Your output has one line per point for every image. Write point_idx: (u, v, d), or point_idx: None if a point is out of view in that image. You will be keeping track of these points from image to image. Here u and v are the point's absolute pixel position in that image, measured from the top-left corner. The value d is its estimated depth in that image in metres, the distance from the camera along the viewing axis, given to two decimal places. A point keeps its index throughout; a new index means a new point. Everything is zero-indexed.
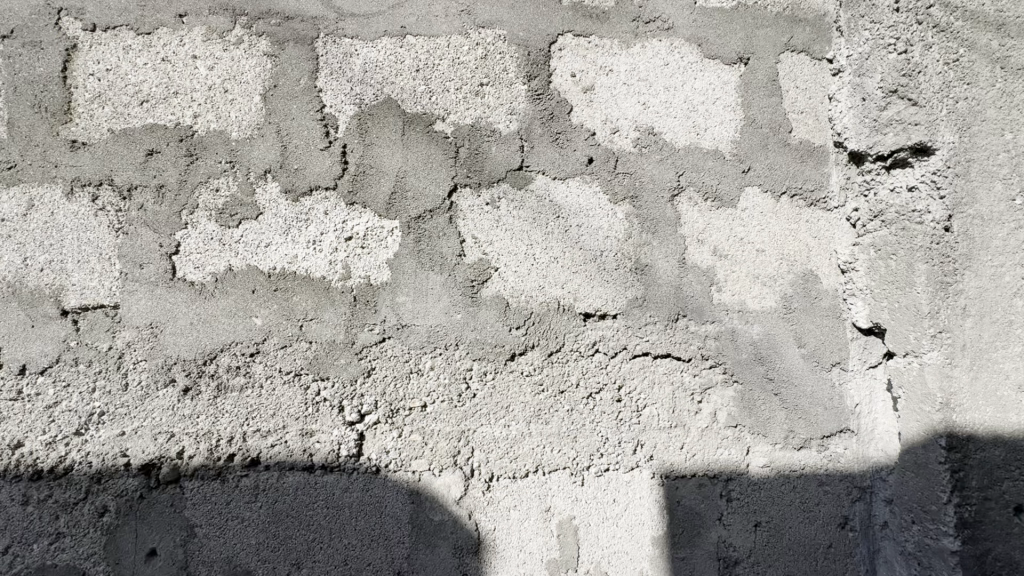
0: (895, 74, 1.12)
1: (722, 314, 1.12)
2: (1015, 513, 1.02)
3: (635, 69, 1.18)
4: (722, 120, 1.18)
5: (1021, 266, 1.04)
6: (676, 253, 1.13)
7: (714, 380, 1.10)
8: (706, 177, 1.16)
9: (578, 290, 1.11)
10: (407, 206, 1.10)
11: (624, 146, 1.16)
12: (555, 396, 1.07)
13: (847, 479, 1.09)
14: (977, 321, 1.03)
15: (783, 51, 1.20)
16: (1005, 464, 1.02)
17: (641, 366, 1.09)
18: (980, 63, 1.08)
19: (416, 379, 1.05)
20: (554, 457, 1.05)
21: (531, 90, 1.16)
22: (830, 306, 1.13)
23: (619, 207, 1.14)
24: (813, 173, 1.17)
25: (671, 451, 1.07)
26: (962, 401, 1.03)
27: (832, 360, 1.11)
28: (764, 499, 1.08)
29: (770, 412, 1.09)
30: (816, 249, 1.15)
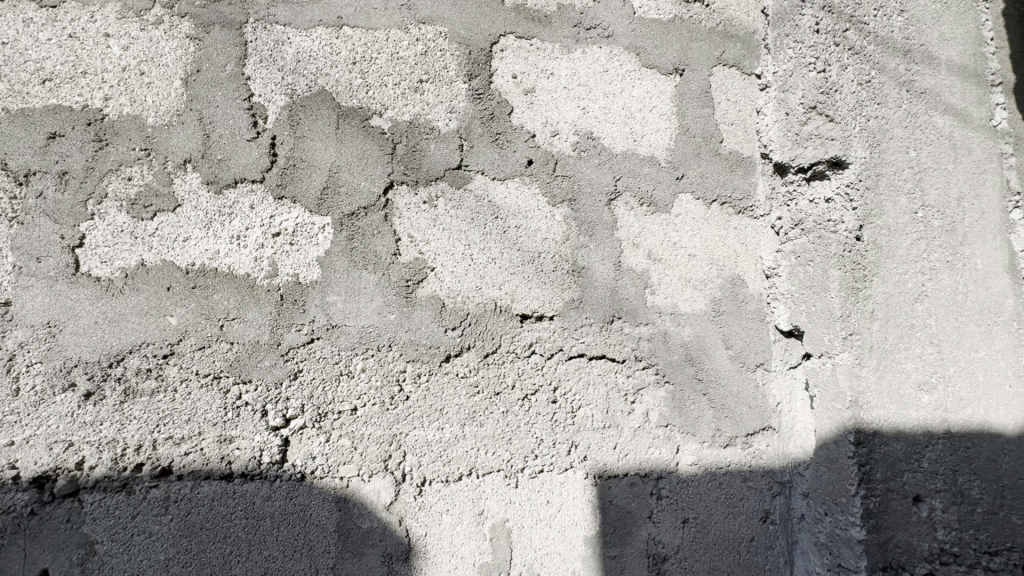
0: (815, 91, 1.19)
1: (655, 316, 1.15)
2: (914, 503, 1.10)
3: (575, 74, 1.20)
4: (658, 128, 1.21)
5: (921, 274, 1.13)
6: (612, 256, 1.15)
7: (647, 380, 1.12)
8: (642, 183, 1.19)
9: (515, 291, 1.10)
10: (340, 202, 1.06)
11: (564, 149, 1.17)
12: (490, 397, 1.06)
13: (768, 474, 1.15)
14: (883, 324, 1.11)
15: (716, 65, 1.25)
16: (906, 457, 1.10)
17: (576, 367, 1.10)
18: (889, 85, 1.18)
19: (346, 381, 1.02)
20: (488, 459, 1.04)
21: (472, 90, 1.15)
22: (755, 310, 1.18)
23: (557, 209, 1.15)
24: (741, 183, 1.22)
25: (604, 451, 1.09)
26: (869, 399, 1.09)
27: (756, 360, 1.17)
28: (692, 496, 1.11)
29: (699, 412, 1.13)
30: (743, 255, 1.20)
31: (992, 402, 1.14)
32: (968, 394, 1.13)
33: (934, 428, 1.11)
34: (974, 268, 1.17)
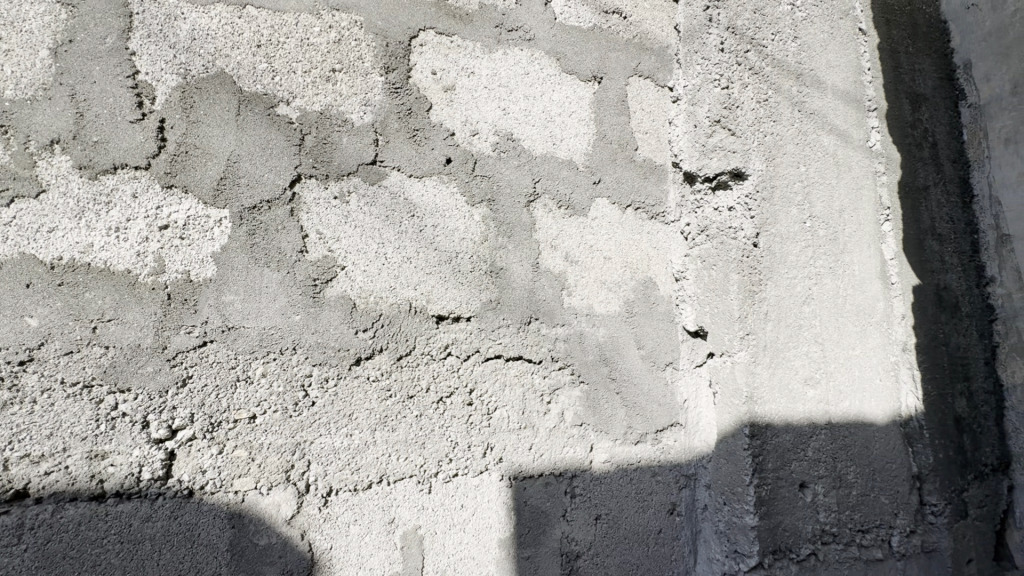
0: (719, 106, 1.26)
1: (572, 317, 1.16)
2: (800, 489, 1.19)
3: (496, 75, 1.20)
4: (576, 133, 1.24)
5: (808, 279, 1.24)
6: (530, 257, 1.16)
7: (563, 381, 1.14)
8: (560, 186, 1.20)
9: (431, 292, 1.08)
10: (239, 194, 0.98)
11: (483, 149, 1.16)
12: (404, 401, 1.03)
13: (676, 468, 1.20)
14: (776, 325, 1.20)
15: (632, 75, 1.30)
16: (793, 448, 1.19)
17: (493, 368, 1.09)
18: (784, 104, 1.29)
19: (244, 388, 0.94)
20: (400, 465, 1.01)
21: (388, 83, 1.11)
22: (665, 311, 1.24)
23: (476, 210, 1.13)
24: (654, 190, 1.27)
25: (519, 452, 1.09)
26: (762, 395, 1.18)
27: (666, 360, 1.22)
28: (604, 492, 1.14)
29: (612, 410, 1.16)
30: (655, 259, 1.25)
31: (866, 394, 1.26)
32: (847, 388, 1.25)
33: (817, 419, 1.21)
34: (852, 274, 1.29)
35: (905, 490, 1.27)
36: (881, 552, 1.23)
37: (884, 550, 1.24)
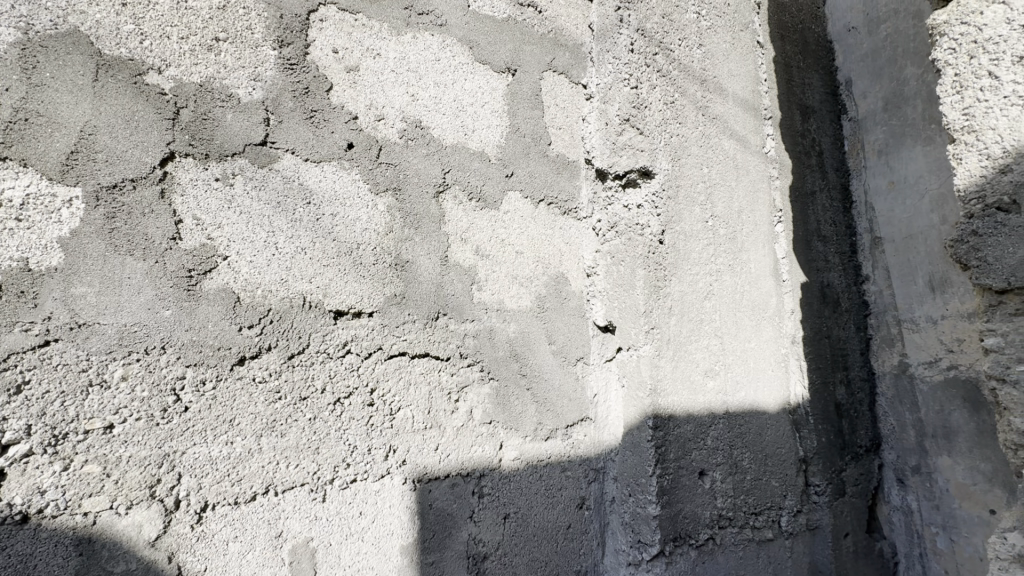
0: (629, 105, 1.27)
1: (481, 312, 1.14)
2: (700, 476, 1.23)
3: (405, 58, 1.14)
4: (489, 125, 1.21)
5: (709, 275, 1.30)
6: (438, 250, 1.11)
7: (471, 378, 1.11)
8: (471, 178, 1.17)
9: (329, 285, 1.00)
10: (96, 171, 0.85)
11: (389, 135, 1.10)
12: (295, 403, 0.95)
13: (585, 462, 1.21)
14: (679, 319, 1.24)
15: (546, 70, 1.30)
16: (694, 437, 1.23)
17: (397, 366, 1.04)
18: (689, 108, 1.34)
19: (98, 393, 0.81)
20: (289, 473, 0.93)
21: (282, 58, 1.02)
22: (576, 306, 1.25)
23: (380, 199, 1.07)
24: (566, 185, 1.28)
25: (424, 454, 1.04)
26: (665, 387, 1.20)
27: (576, 355, 1.23)
28: (513, 490, 1.12)
29: (522, 406, 1.15)
30: (567, 254, 1.26)
31: (760, 385, 1.34)
32: (742, 378, 1.32)
33: (716, 409, 1.26)
34: (748, 271, 1.37)
35: (793, 473, 1.36)
36: (771, 532, 1.31)
37: (773, 530, 1.32)
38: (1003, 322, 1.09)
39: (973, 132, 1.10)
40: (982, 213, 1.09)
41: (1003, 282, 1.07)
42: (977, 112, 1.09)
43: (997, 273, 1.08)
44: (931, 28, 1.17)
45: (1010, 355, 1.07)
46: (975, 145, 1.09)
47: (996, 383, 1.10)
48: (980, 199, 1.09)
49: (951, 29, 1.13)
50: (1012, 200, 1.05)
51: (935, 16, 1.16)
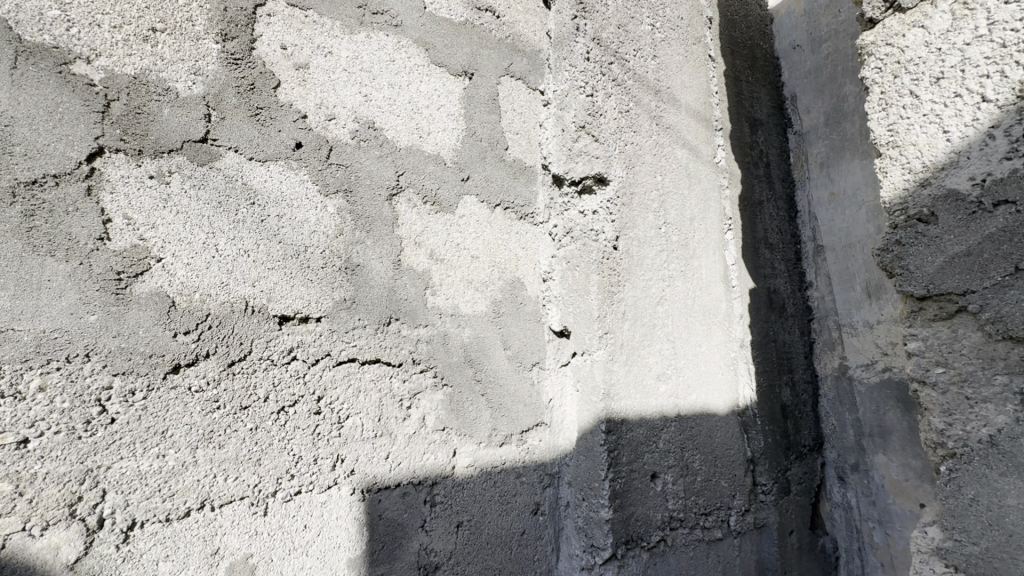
0: (584, 113, 1.28)
1: (435, 317, 1.12)
2: (652, 479, 1.25)
3: (358, 58, 1.11)
4: (445, 127, 1.20)
5: (662, 281, 1.33)
6: (391, 254, 1.09)
7: (424, 384, 1.09)
8: (426, 181, 1.16)
9: (273, 289, 0.96)
10: (12, 165, 0.78)
11: (341, 135, 1.07)
12: (235, 413, 0.90)
13: (540, 468, 1.22)
14: (632, 324, 1.26)
15: (503, 75, 1.30)
16: (646, 441, 1.24)
17: (346, 373, 1.01)
18: (643, 117, 1.37)
19: (11, 405, 0.74)
20: (227, 487, 0.88)
21: (226, 53, 0.98)
22: (532, 311, 1.26)
23: (330, 200, 1.04)
24: (523, 190, 1.29)
25: (374, 463, 1.01)
26: (618, 391, 1.21)
27: (532, 360, 1.24)
28: (466, 498, 1.11)
29: (477, 412, 1.14)
30: (523, 259, 1.27)
31: (710, 388, 1.37)
32: (694, 382, 1.35)
33: (668, 412, 1.29)
34: (700, 277, 1.41)
35: (741, 473, 1.40)
36: (720, 532, 1.35)
37: (723, 529, 1.35)
38: (924, 327, 1.00)
39: (896, 147, 1.01)
40: (905, 224, 1.00)
41: (923, 290, 0.99)
42: (900, 128, 1.00)
43: (916, 280, 0.99)
44: (860, 50, 1.08)
45: (932, 358, 0.99)
46: (898, 161, 1.01)
47: (916, 386, 1.02)
48: (903, 210, 1.00)
49: (878, 48, 1.04)
50: (932, 212, 0.96)
51: (862, 38, 1.07)
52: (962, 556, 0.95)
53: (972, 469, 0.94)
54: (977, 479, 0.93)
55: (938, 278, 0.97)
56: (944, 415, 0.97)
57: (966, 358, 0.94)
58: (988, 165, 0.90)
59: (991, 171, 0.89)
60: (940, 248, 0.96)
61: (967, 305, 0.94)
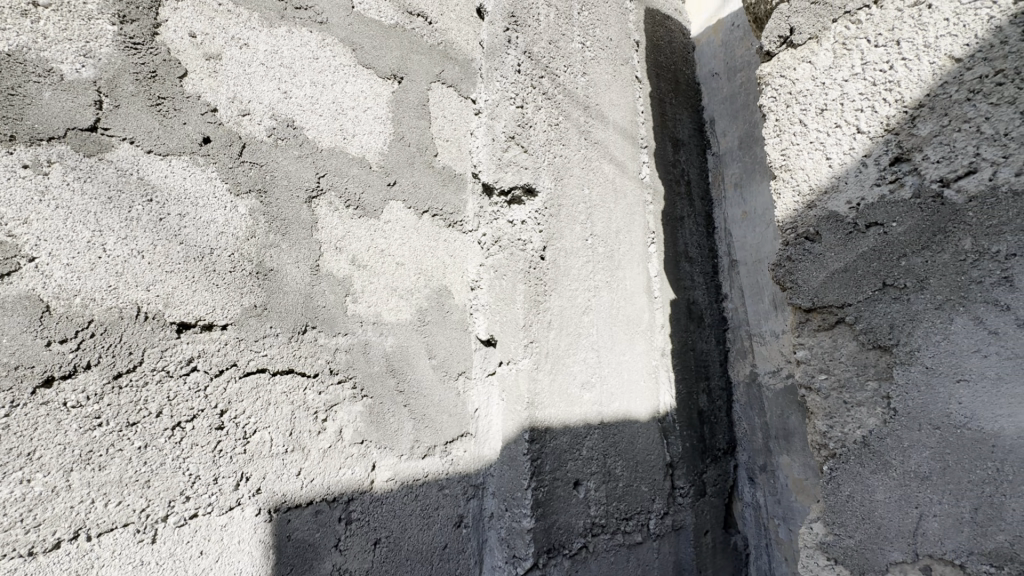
0: (514, 123, 1.29)
1: (356, 325, 1.08)
2: (574, 487, 1.26)
3: (277, 52, 1.06)
4: (371, 131, 1.17)
5: (587, 291, 1.36)
6: (309, 259, 1.04)
7: (342, 396, 1.04)
8: (349, 184, 1.12)
9: (171, 294, 0.89)
10: None
11: (255, 132, 1.01)
12: (119, 431, 0.81)
13: (464, 479, 1.21)
14: (558, 333, 1.28)
15: (434, 81, 1.30)
16: (569, 448, 1.26)
17: (254, 385, 0.94)
18: (572, 131, 1.41)
19: None
20: (108, 513, 0.79)
21: (122, 36, 0.90)
22: (459, 320, 1.25)
23: (241, 200, 0.98)
24: (451, 198, 1.29)
25: (283, 480, 0.95)
26: (542, 400, 1.22)
27: (458, 369, 1.23)
28: (385, 513, 1.07)
29: (398, 424, 1.11)
30: (450, 268, 1.26)
31: (632, 395, 1.42)
32: (616, 389, 1.38)
33: (591, 420, 1.31)
34: (624, 288, 1.46)
35: (660, 477, 1.45)
36: (640, 536, 1.39)
37: (643, 533, 1.39)
38: (810, 337, 0.95)
39: (788, 170, 0.97)
40: (794, 241, 0.96)
41: (808, 302, 0.94)
42: (791, 153, 0.96)
43: (802, 292, 0.95)
44: (758, 80, 1.03)
45: (815, 365, 0.94)
46: (789, 183, 0.96)
47: (803, 391, 0.96)
48: (794, 228, 0.96)
49: (774, 79, 1.00)
50: (817, 230, 0.93)
51: (760, 70, 1.03)
52: (841, 548, 0.90)
53: (849, 468, 0.89)
54: (854, 477, 0.88)
55: (822, 291, 0.92)
56: (827, 419, 0.92)
57: (843, 366, 0.90)
58: (862, 190, 0.88)
59: (864, 197, 0.87)
60: (822, 264, 0.92)
61: (845, 316, 0.90)
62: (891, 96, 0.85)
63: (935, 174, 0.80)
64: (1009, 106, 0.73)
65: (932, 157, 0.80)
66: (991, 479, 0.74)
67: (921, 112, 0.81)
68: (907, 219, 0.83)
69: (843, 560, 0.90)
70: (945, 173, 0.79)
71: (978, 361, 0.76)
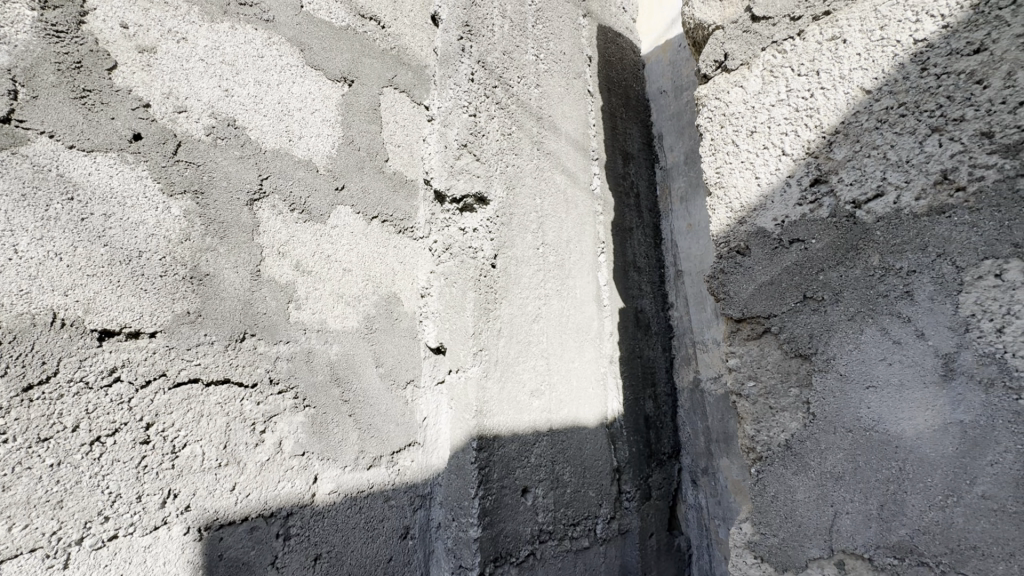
0: (466, 131, 1.29)
1: (299, 333, 1.05)
2: (523, 494, 1.27)
3: (218, 48, 1.02)
4: (319, 133, 1.14)
5: (537, 299, 1.38)
6: (249, 264, 1.00)
7: (282, 406, 1.00)
8: (294, 187, 1.08)
9: (93, 299, 0.83)
10: None
11: (193, 130, 0.97)
12: (28, 447, 0.74)
13: (411, 489, 1.19)
14: (508, 341, 1.28)
15: (387, 86, 1.28)
16: (518, 456, 1.26)
17: (185, 396, 0.90)
18: (524, 141, 1.43)
19: None
20: (11, 538, 0.72)
21: (43, 22, 0.84)
22: (408, 328, 1.24)
23: (175, 201, 0.93)
24: (402, 204, 1.28)
25: (217, 496, 0.91)
26: (491, 408, 1.22)
27: (407, 378, 1.22)
28: (327, 527, 1.04)
29: (343, 434, 1.08)
30: (400, 274, 1.25)
31: (581, 402, 1.44)
32: (565, 396, 1.41)
33: (540, 427, 1.32)
34: (574, 296, 1.49)
35: (607, 482, 1.48)
36: (587, 541, 1.41)
37: (589, 538, 1.41)
38: (740, 346, 1.00)
39: (721, 187, 1.02)
40: (727, 255, 1.01)
41: (738, 313, 0.99)
42: (725, 171, 1.01)
43: (733, 304, 1.00)
44: (695, 101, 1.08)
45: (745, 373, 0.99)
46: (723, 200, 1.01)
47: (733, 397, 1.01)
48: (726, 242, 1.01)
49: (710, 101, 1.05)
50: (746, 244, 0.98)
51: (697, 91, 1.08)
52: (766, 547, 0.95)
53: (774, 470, 0.94)
54: (779, 479, 0.93)
55: (750, 302, 0.97)
56: (754, 424, 0.97)
57: (769, 373, 0.95)
58: (786, 209, 0.93)
59: (788, 214, 0.93)
60: (751, 277, 0.97)
61: (771, 326, 0.95)
62: (812, 122, 0.91)
63: (848, 196, 0.86)
64: (910, 136, 0.80)
65: (846, 179, 0.87)
66: (894, 478, 0.80)
67: (837, 137, 0.88)
68: (824, 236, 0.89)
69: (768, 558, 0.94)
70: (856, 196, 0.86)
71: (884, 368, 0.82)
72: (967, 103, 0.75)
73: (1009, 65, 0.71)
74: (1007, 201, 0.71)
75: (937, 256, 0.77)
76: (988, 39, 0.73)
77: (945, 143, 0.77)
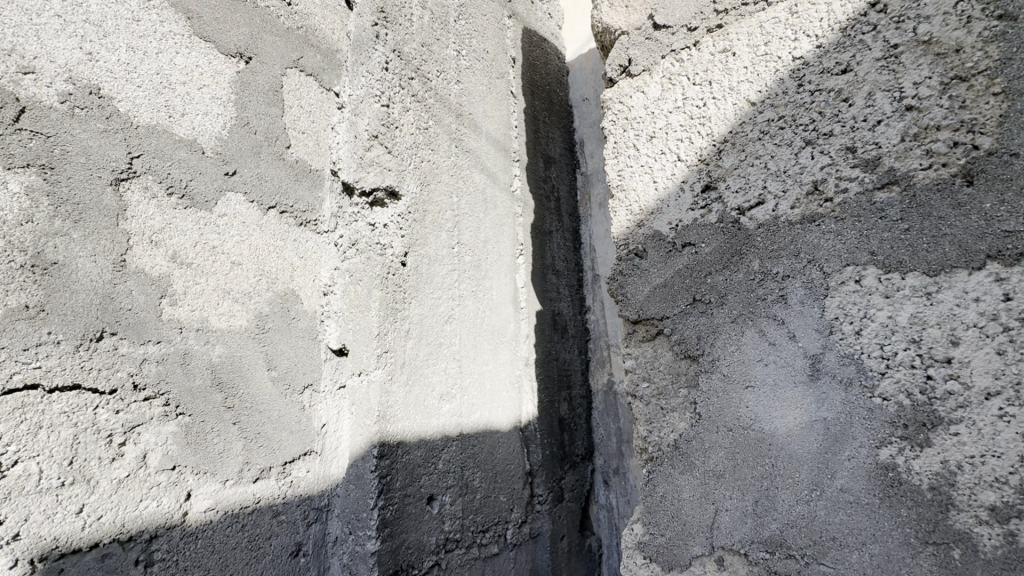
0: (377, 122, 1.19)
1: (173, 333, 0.93)
2: (427, 502, 1.21)
3: (81, 4, 0.88)
4: (208, 112, 1.04)
5: (450, 300, 1.34)
6: (111, 252, 0.87)
7: (148, 415, 0.89)
8: (173, 169, 0.97)
9: None
10: None
11: (42, 95, 0.82)
12: None
13: (304, 503, 1.11)
14: (416, 343, 1.23)
15: (291, 67, 1.20)
16: (424, 462, 1.21)
17: (19, 406, 0.75)
18: (442, 137, 1.39)
19: None
20: None
21: None
22: (306, 327, 1.17)
23: (15, 175, 0.78)
24: (304, 195, 1.21)
25: (57, 521, 0.77)
26: (394, 412, 1.15)
27: (304, 381, 1.14)
28: (200, 549, 0.93)
29: (224, 445, 0.98)
30: (300, 270, 1.18)
31: (493, 405, 1.42)
32: (477, 400, 1.38)
33: (449, 431, 1.28)
34: (489, 298, 1.47)
35: (519, 487, 1.47)
36: (496, 547, 1.38)
37: (498, 544, 1.39)
38: (636, 347, 1.02)
39: (622, 190, 1.04)
40: (626, 257, 1.03)
41: (635, 314, 1.01)
42: (626, 175, 1.03)
43: (630, 305, 1.02)
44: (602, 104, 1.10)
45: (640, 374, 1.01)
46: (623, 203, 1.04)
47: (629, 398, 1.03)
48: (626, 244, 1.03)
49: (614, 105, 1.07)
50: (644, 248, 1.01)
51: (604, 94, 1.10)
52: (654, 546, 0.97)
53: (663, 469, 0.97)
54: (667, 479, 0.96)
55: (646, 304, 1.00)
56: (647, 425, 1.00)
57: (662, 374, 0.98)
58: (679, 213, 0.97)
59: (682, 219, 0.96)
60: (647, 279, 1.00)
61: (663, 328, 0.98)
62: (704, 129, 0.95)
63: (734, 203, 0.91)
64: (788, 148, 0.86)
65: (732, 187, 0.91)
66: (769, 474, 0.85)
67: (725, 146, 0.92)
68: (712, 241, 0.93)
69: (656, 557, 0.96)
70: (741, 203, 0.90)
71: (761, 369, 0.86)
72: (835, 119, 0.81)
73: (869, 86, 0.78)
74: (866, 212, 0.77)
75: (808, 262, 0.83)
76: (853, 61, 0.79)
77: (816, 155, 0.82)
